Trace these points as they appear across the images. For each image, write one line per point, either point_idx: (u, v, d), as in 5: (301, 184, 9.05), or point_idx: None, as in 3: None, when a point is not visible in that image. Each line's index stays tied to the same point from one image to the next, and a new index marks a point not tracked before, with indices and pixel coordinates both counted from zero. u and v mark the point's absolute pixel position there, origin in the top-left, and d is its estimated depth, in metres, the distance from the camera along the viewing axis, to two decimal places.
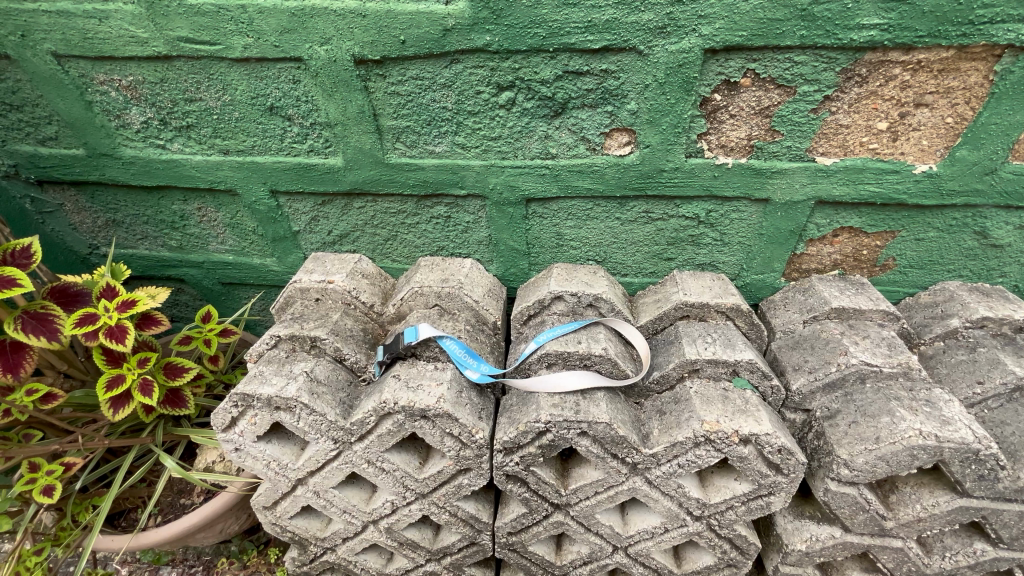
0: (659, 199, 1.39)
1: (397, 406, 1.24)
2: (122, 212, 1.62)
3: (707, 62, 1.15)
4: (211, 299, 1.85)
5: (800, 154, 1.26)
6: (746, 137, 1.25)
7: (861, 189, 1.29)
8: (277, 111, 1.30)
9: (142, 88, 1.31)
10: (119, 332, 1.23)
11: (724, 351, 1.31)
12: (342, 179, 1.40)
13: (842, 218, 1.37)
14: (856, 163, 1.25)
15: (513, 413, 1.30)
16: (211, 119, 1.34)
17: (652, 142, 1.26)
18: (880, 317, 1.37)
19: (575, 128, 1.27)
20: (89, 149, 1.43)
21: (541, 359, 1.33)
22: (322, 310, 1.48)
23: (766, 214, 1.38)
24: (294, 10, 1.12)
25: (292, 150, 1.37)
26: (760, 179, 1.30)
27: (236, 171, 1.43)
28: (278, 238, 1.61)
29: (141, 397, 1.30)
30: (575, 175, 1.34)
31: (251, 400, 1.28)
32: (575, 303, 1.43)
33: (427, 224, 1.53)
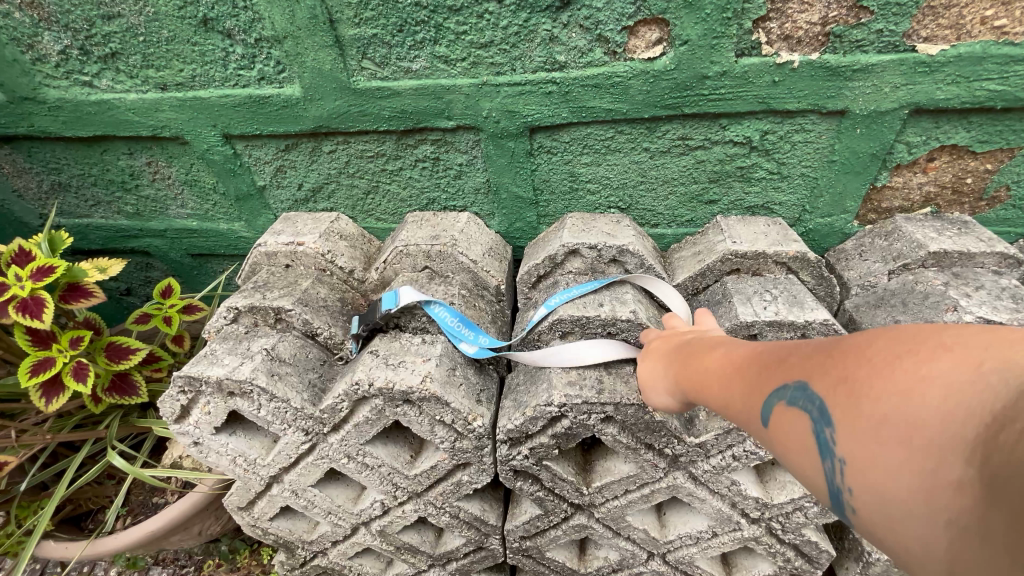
0: (698, 120, 1.09)
1: (373, 388, 0.99)
2: (66, 173, 1.41)
3: None
4: (182, 274, 1.66)
5: (893, 42, 0.94)
6: (821, 22, 0.93)
7: (976, 87, 0.96)
8: (214, 25, 1.04)
9: (50, 5, 1.04)
10: (35, 306, 1.00)
11: (790, 310, 1.01)
12: (304, 115, 1.15)
13: (943, 134, 1.05)
14: (971, 50, 0.92)
15: (519, 395, 1.04)
16: (138, 43, 1.08)
17: (692, 37, 0.95)
18: (994, 263, 1.07)
19: (589, 24, 0.97)
20: (8, 92, 1.20)
21: (554, 327, 1.06)
22: (291, 278, 1.25)
23: (841, 133, 1.06)
24: None
25: (239, 79, 1.12)
26: (836, 82, 0.98)
27: (179, 111, 1.19)
28: (243, 196, 1.39)
29: (73, 383, 1.08)
30: (590, 91, 1.05)
31: (200, 384, 1.06)
32: (595, 259, 1.16)
33: (412, 170, 1.27)
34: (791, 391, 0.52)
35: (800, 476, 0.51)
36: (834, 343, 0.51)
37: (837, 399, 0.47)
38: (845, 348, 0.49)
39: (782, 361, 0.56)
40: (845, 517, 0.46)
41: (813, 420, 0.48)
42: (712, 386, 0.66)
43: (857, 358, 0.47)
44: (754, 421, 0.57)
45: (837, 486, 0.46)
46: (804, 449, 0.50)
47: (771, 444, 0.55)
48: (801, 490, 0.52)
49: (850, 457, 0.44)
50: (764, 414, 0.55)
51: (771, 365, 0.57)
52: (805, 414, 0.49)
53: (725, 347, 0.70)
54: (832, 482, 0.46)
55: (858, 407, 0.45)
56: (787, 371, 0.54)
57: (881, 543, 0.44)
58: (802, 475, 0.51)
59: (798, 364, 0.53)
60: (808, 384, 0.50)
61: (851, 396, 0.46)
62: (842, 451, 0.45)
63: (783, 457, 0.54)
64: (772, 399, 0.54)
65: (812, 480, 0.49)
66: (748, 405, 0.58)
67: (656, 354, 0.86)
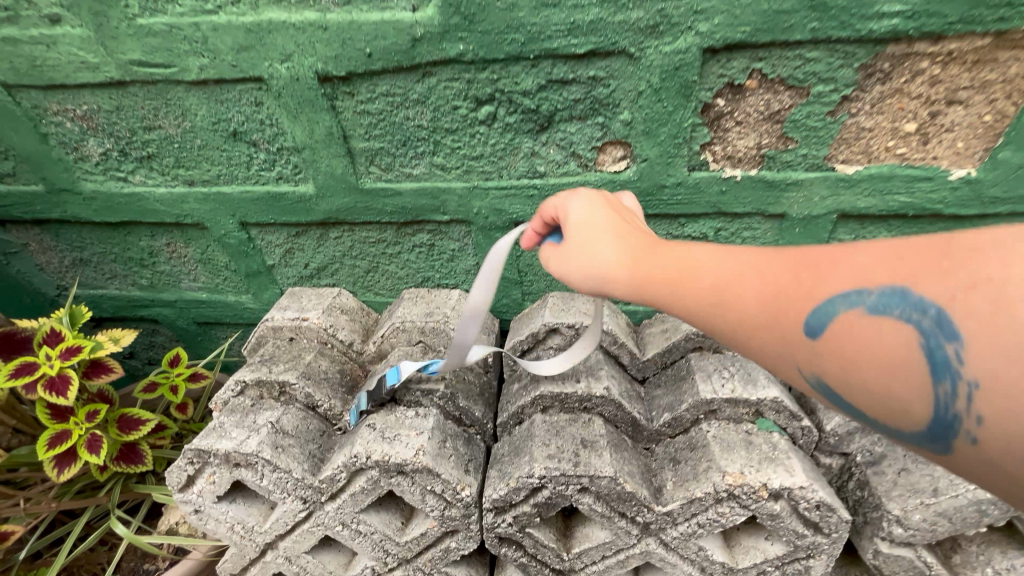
0: (661, 218, 1.25)
1: (370, 460, 1.09)
2: (89, 251, 1.53)
3: (707, 64, 1.01)
4: (187, 340, 1.75)
5: (818, 163, 1.12)
6: (755, 146, 1.11)
7: (890, 200, 1.14)
8: (241, 137, 1.20)
9: (98, 117, 1.20)
10: (61, 384, 1.10)
11: (744, 388, 1.14)
12: (315, 208, 1.30)
13: (869, 233, 1.23)
14: (881, 171, 1.11)
15: (504, 465, 1.14)
16: (172, 148, 1.24)
17: (651, 155, 1.13)
18: None
19: (564, 143, 1.15)
20: (47, 185, 1.34)
21: (535, 402, 1.19)
22: (295, 351, 1.36)
23: (783, 231, 1.24)
24: (250, 26, 1.01)
25: (259, 178, 1.27)
26: (774, 192, 1.16)
27: (202, 203, 1.33)
28: (253, 273, 1.51)
29: (86, 454, 1.16)
30: (566, 195, 1.21)
31: (207, 456, 1.14)
32: (573, 336, 1.29)
33: (410, 253, 1.42)
34: (889, 299, 0.57)
35: (883, 395, 0.58)
36: (946, 247, 0.56)
37: (960, 310, 0.52)
38: (960, 252, 0.54)
39: (863, 268, 0.61)
40: (949, 434, 0.54)
41: (926, 332, 0.54)
42: (760, 285, 0.71)
43: (978, 262, 0.52)
44: (819, 331, 0.63)
45: (949, 404, 0.52)
46: (904, 357, 0.56)
47: (840, 353, 0.61)
48: (886, 403, 0.58)
49: (979, 372, 0.50)
50: (841, 319, 0.61)
51: (844, 270, 0.63)
52: (916, 324, 0.54)
53: (759, 254, 0.74)
54: (942, 397, 0.53)
55: (998, 314, 0.49)
56: (876, 277, 0.59)
57: (972, 454, 0.53)
58: (884, 392, 0.58)
59: (888, 272, 0.59)
60: (914, 291, 0.55)
61: (987, 310, 0.50)
62: (974, 375, 0.51)
63: (865, 369, 0.60)
64: (847, 308, 0.60)
65: (903, 395, 0.56)
66: (811, 305, 0.64)
67: (597, 228, 0.90)
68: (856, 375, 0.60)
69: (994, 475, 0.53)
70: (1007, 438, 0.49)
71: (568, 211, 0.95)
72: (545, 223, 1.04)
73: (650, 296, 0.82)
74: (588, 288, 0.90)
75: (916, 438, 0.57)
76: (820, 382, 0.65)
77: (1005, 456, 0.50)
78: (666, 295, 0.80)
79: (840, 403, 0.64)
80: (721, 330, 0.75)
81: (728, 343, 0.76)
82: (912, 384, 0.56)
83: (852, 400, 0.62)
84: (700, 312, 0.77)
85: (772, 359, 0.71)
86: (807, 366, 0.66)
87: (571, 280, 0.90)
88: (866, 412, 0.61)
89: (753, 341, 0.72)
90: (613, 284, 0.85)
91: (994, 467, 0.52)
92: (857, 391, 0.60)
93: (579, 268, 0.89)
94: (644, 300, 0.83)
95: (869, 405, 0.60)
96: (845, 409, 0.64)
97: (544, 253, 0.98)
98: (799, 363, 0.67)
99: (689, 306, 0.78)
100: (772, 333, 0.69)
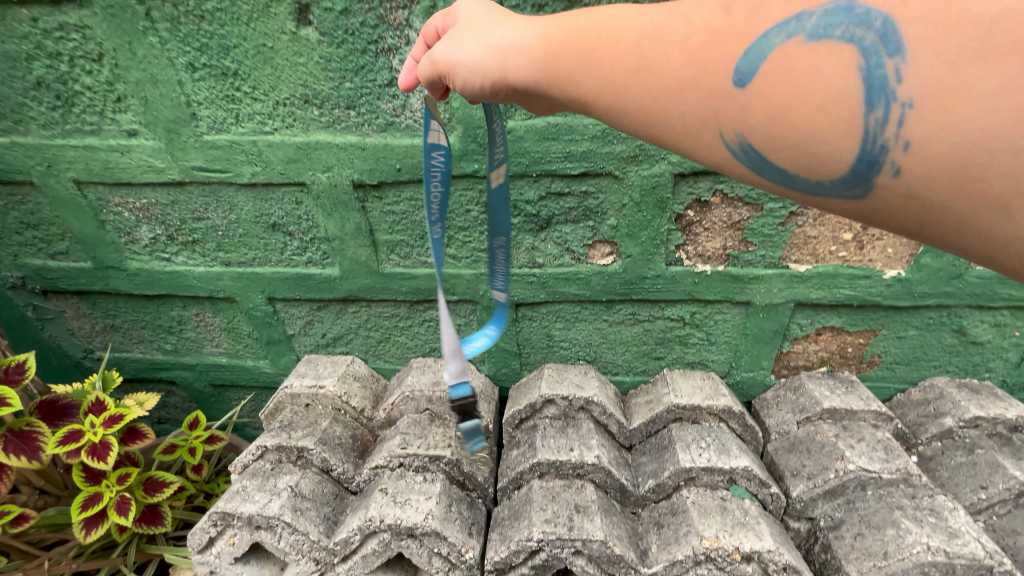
0: (643, 302, 1.44)
1: (383, 524, 1.19)
2: (121, 318, 1.66)
3: (678, 185, 1.23)
4: (201, 401, 1.85)
5: (774, 262, 1.32)
6: (721, 247, 1.32)
7: (836, 292, 1.34)
8: (279, 228, 1.37)
9: (154, 209, 1.37)
10: (102, 450, 1.20)
11: (719, 458, 1.29)
12: (338, 287, 1.46)
13: (823, 318, 1.41)
14: (827, 270, 1.31)
15: (504, 528, 1.25)
16: (216, 236, 1.41)
17: (634, 253, 1.33)
18: (873, 418, 1.38)
19: (560, 241, 1.34)
20: (96, 262, 1.49)
21: (533, 468, 1.31)
22: (312, 417, 1.47)
23: (749, 316, 1.42)
24: (300, 144, 1.20)
25: (291, 262, 1.44)
26: (739, 284, 1.36)
27: (236, 281, 1.49)
28: (273, 341, 1.64)
29: (115, 516, 1.24)
30: (561, 282, 1.40)
31: (231, 518, 1.24)
32: (567, 407, 1.44)
33: (420, 327, 1.57)
34: (831, 19, 0.52)
35: (807, 148, 0.55)
36: None
37: (910, 25, 0.49)
38: None
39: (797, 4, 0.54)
40: (874, 170, 0.52)
41: (868, 52, 0.50)
42: (680, 45, 0.61)
43: None
44: (747, 76, 0.56)
45: (879, 135, 0.51)
46: (839, 92, 0.52)
47: (764, 96, 0.56)
48: (810, 158, 0.55)
49: (917, 92, 0.49)
50: (778, 52, 0.54)
51: None
52: (860, 44, 0.50)
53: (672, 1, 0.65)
54: (874, 126, 0.51)
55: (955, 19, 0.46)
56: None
57: (891, 187, 0.53)
58: (810, 154, 0.55)
59: None
60: (859, 7, 0.51)
61: (943, 33, 0.47)
62: (909, 95, 0.49)
63: (792, 108, 0.55)
64: (787, 38, 0.54)
65: (833, 144, 0.53)
66: (742, 43, 0.57)
67: (479, 16, 0.81)
68: (780, 135, 0.56)
69: (901, 216, 0.55)
70: (929, 159, 0.50)
71: (455, 13, 0.88)
72: (431, 51, 0.97)
73: (551, 81, 0.72)
74: (474, 90, 0.79)
75: (834, 190, 0.56)
76: (744, 150, 0.59)
77: (926, 183, 0.51)
78: (567, 72, 0.70)
79: (761, 167, 0.59)
80: (637, 115, 0.66)
81: (632, 127, 0.68)
82: (845, 127, 0.52)
83: (776, 157, 0.57)
84: (607, 89, 0.68)
85: (687, 133, 0.63)
86: (730, 125, 0.59)
87: (459, 70, 0.79)
88: (786, 169, 0.57)
89: (670, 121, 0.64)
90: (507, 83, 0.76)
91: (907, 196, 0.53)
92: (783, 140, 0.56)
93: (464, 58, 0.77)
94: (535, 96, 0.76)
95: (790, 159, 0.57)
96: (763, 170, 0.59)
97: (425, 74, 0.85)
98: (719, 127, 0.60)
99: (601, 90, 0.68)
100: (695, 112, 0.62)
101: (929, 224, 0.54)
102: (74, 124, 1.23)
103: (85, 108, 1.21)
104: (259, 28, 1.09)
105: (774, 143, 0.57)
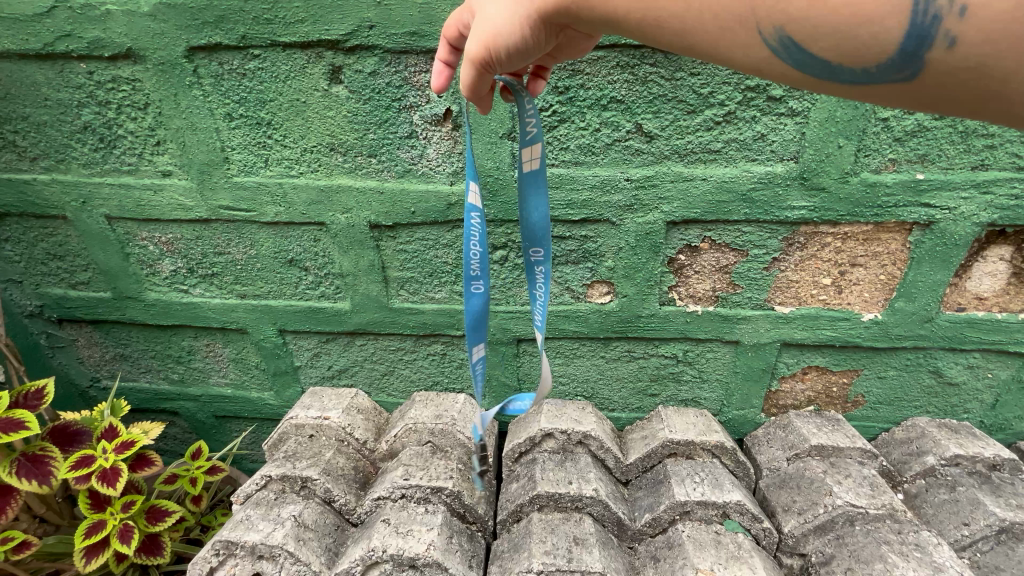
0: (639, 340, 1.51)
1: (385, 554, 1.21)
2: (132, 347, 1.70)
3: (670, 231, 1.34)
4: (202, 432, 1.87)
5: (760, 303, 1.42)
6: (711, 289, 1.41)
7: (819, 333, 1.43)
8: (296, 264, 1.45)
9: (178, 243, 1.45)
10: (112, 475, 1.22)
11: (713, 492, 1.33)
12: (348, 320, 1.53)
13: (808, 358, 1.50)
14: (810, 311, 1.40)
15: (504, 560, 1.27)
16: (235, 270, 1.48)
17: (629, 293, 1.42)
18: (859, 455, 1.43)
19: (561, 280, 1.43)
20: (116, 292, 1.55)
21: (533, 501, 1.34)
22: (316, 448, 1.50)
23: (738, 354, 1.50)
24: (322, 187, 1.30)
25: (304, 296, 1.51)
26: (728, 324, 1.44)
27: (250, 313, 1.55)
28: (279, 372, 1.69)
29: (118, 544, 1.25)
30: (561, 319, 1.48)
31: (234, 548, 1.25)
32: (565, 440, 1.48)
33: (424, 360, 1.62)
34: None
35: (851, 32, 0.57)
36: None
37: None
38: None
39: None
40: (924, 43, 0.55)
41: None
42: None
43: None
44: None
45: (931, 6, 0.53)
46: None
47: None
48: (854, 43, 0.57)
49: None
50: None
51: None
52: None
53: None
54: None
55: None
56: None
57: (941, 60, 0.56)
58: (854, 42, 0.57)
59: None
60: None
61: None
62: None
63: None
64: None
65: (880, 26, 0.55)
66: None
67: None
68: (823, 23, 0.58)
69: (950, 89, 0.59)
70: (981, 25, 0.53)
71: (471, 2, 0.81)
72: (454, 50, 0.91)
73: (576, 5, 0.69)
74: (515, 50, 0.74)
75: (882, 76, 0.59)
76: (786, 46, 0.61)
77: (977, 53, 0.54)
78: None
79: (803, 59, 0.61)
80: (670, 24, 0.66)
81: (667, 37, 0.68)
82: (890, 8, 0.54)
83: (819, 48, 0.59)
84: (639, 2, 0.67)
85: (723, 35, 0.64)
86: (769, 21, 0.60)
87: (498, 40, 0.73)
88: (829, 58, 0.60)
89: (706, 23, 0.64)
90: (535, 26, 0.72)
91: (953, 66, 0.56)
92: (828, 30, 0.58)
93: (495, 27, 0.72)
94: (562, 27, 0.74)
95: (833, 47, 0.59)
96: (805, 63, 0.61)
97: (467, 75, 0.78)
98: (757, 23, 0.61)
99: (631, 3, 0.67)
100: (732, 11, 0.62)
101: (985, 90, 0.58)
102: (113, 164, 1.33)
103: (125, 151, 1.31)
104: (295, 86, 1.21)
105: (816, 33, 0.58)
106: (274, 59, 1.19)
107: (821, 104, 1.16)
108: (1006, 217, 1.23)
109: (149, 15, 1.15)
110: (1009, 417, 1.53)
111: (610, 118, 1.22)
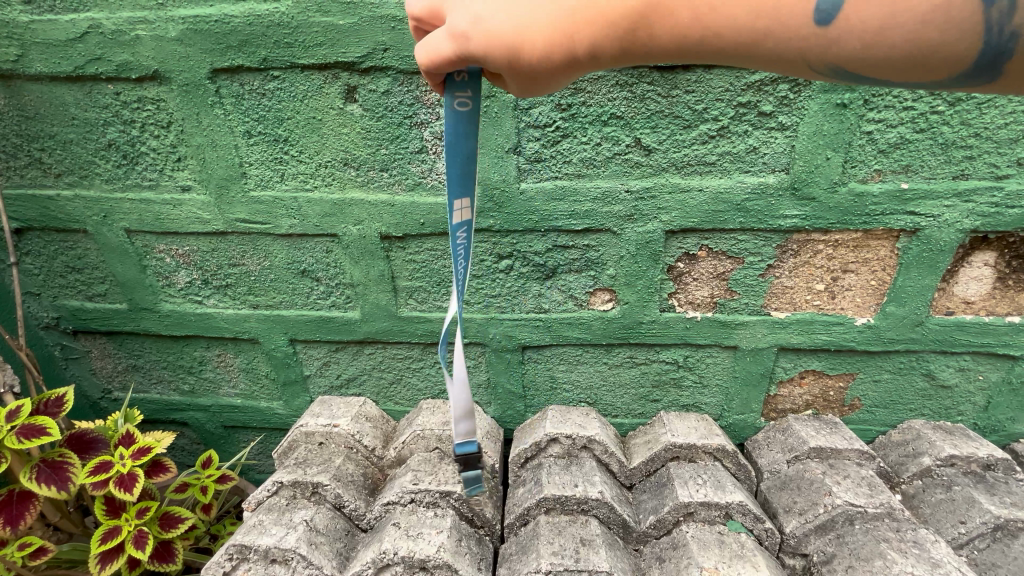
0: (640, 346, 1.56)
1: (396, 557, 1.24)
2: (144, 358, 1.73)
3: (669, 240, 1.39)
4: (210, 443, 1.89)
5: (757, 309, 1.47)
6: (709, 295, 1.47)
7: (815, 337, 1.48)
8: (308, 274, 1.50)
9: (194, 255, 1.50)
10: (129, 481, 1.25)
11: (715, 493, 1.36)
12: (358, 329, 1.57)
13: (805, 362, 1.54)
14: (804, 316, 1.45)
15: (512, 563, 1.30)
16: (248, 280, 1.53)
17: (631, 300, 1.47)
18: (856, 456, 1.47)
19: (564, 288, 1.48)
20: (132, 304, 1.59)
21: (540, 504, 1.37)
22: (325, 455, 1.53)
23: (737, 359, 1.55)
24: (336, 201, 1.36)
25: (315, 305, 1.56)
26: (726, 329, 1.49)
27: (261, 323, 1.59)
28: (289, 381, 1.72)
29: (133, 550, 1.27)
30: (565, 327, 1.53)
31: (248, 552, 1.27)
32: (570, 445, 1.51)
33: (431, 368, 1.66)
34: None
35: (922, 60, 0.67)
36: None
37: None
38: None
39: None
40: (988, 64, 0.65)
41: None
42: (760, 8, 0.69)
43: None
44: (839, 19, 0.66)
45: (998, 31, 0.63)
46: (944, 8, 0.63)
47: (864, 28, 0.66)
48: (919, 68, 0.68)
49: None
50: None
51: None
52: None
53: None
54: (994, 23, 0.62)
55: None
56: None
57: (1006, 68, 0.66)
58: (922, 65, 0.67)
59: None
60: None
61: None
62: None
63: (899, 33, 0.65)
64: None
65: (944, 53, 0.66)
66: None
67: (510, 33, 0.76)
68: (890, 55, 0.67)
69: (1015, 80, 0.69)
70: None
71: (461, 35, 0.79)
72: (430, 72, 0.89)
73: (636, 50, 0.76)
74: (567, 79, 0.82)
75: (957, 82, 0.69)
76: (844, 72, 0.72)
77: None
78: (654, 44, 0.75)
79: (862, 78, 0.72)
80: (738, 61, 0.75)
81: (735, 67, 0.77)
82: (956, 36, 0.64)
83: (873, 72, 0.70)
84: (699, 49, 0.74)
85: (787, 63, 0.73)
86: (832, 61, 0.70)
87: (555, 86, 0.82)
88: (897, 76, 0.70)
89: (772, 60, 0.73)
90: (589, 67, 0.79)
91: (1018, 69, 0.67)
92: (894, 59, 0.67)
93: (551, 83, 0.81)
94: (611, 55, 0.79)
95: (899, 70, 0.69)
96: (864, 80, 0.72)
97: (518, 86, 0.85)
98: (820, 62, 0.71)
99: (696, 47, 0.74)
100: (794, 53, 0.71)
101: None
102: (134, 180, 1.39)
103: (146, 166, 1.38)
104: (311, 104, 1.28)
105: (879, 62, 0.68)
106: (292, 80, 1.26)
107: (809, 119, 1.23)
108: (989, 224, 1.29)
109: (177, 40, 1.22)
110: (1002, 419, 1.57)
111: (610, 133, 1.29)
